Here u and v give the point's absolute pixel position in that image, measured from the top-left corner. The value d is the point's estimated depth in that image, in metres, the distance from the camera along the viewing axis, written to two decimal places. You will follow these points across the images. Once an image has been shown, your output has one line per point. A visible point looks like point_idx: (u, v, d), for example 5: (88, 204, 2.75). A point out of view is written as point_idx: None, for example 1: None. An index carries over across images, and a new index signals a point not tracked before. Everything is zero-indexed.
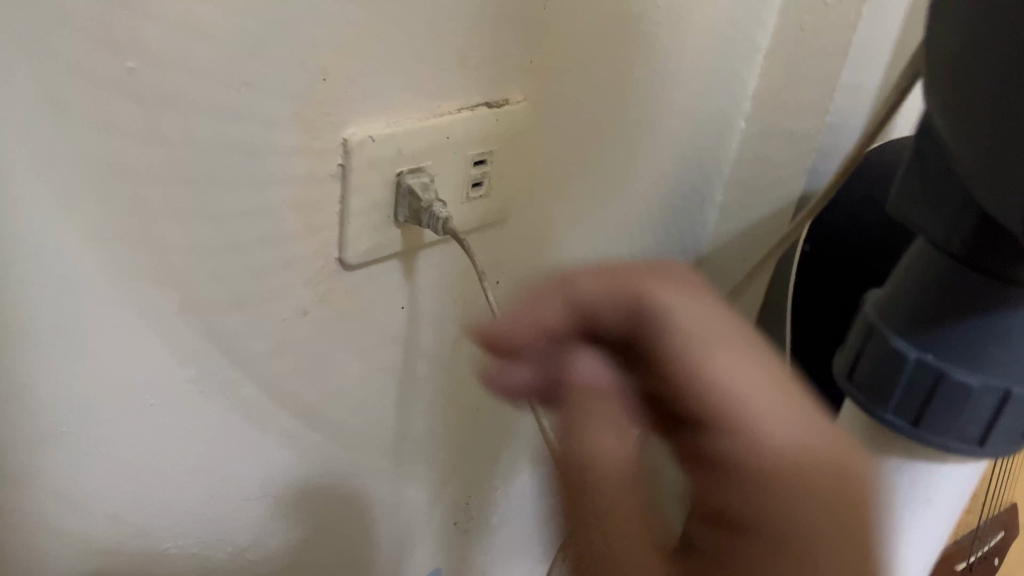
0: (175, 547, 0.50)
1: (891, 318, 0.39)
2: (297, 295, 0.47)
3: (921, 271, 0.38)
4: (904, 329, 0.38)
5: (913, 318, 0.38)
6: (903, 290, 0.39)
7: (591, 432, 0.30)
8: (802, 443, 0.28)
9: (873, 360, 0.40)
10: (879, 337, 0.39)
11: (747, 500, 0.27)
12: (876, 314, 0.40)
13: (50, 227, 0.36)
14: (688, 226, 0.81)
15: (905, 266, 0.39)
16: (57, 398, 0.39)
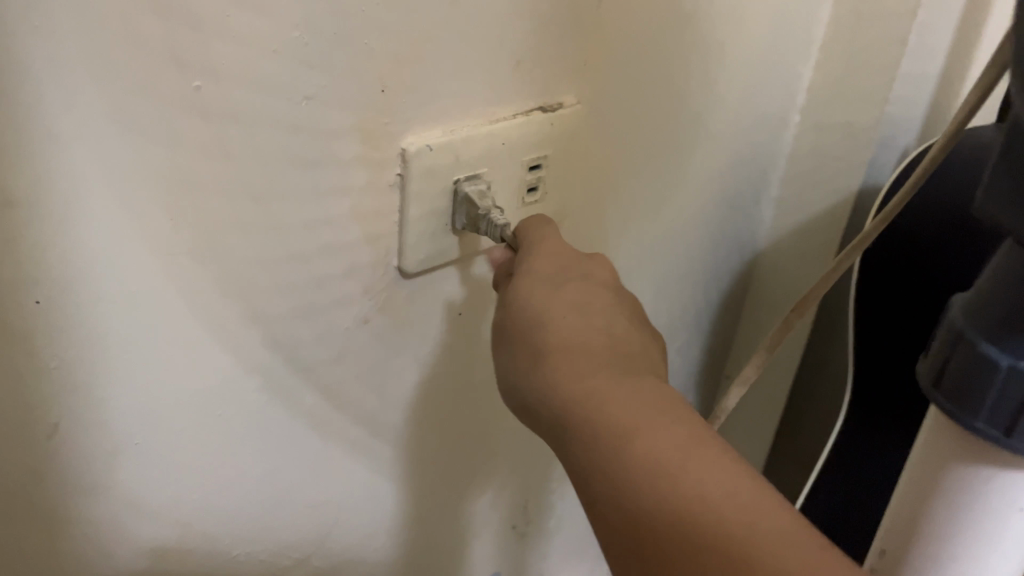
0: (244, 554, 0.51)
1: (981, 320, 0.30)
2: (359, 304, 0.48)
3: (1005, 275, 0.29)
4: (995, 332, 0.30)
5: (1009, 320, 0.29)
6: (993, 288, 0.30)
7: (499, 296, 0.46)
8: (582, 341, 0.40)
9: (955, 374, 0.31)
10: (971, 345, 0.30)
11: (542, 356, 0.40)
12: (964, 318, 0.31)
13: (122, 244, 0.36)
14: (743, 221, 0.81)
15: (996, 264, 0.30)
16: (129, 410, 0.40)
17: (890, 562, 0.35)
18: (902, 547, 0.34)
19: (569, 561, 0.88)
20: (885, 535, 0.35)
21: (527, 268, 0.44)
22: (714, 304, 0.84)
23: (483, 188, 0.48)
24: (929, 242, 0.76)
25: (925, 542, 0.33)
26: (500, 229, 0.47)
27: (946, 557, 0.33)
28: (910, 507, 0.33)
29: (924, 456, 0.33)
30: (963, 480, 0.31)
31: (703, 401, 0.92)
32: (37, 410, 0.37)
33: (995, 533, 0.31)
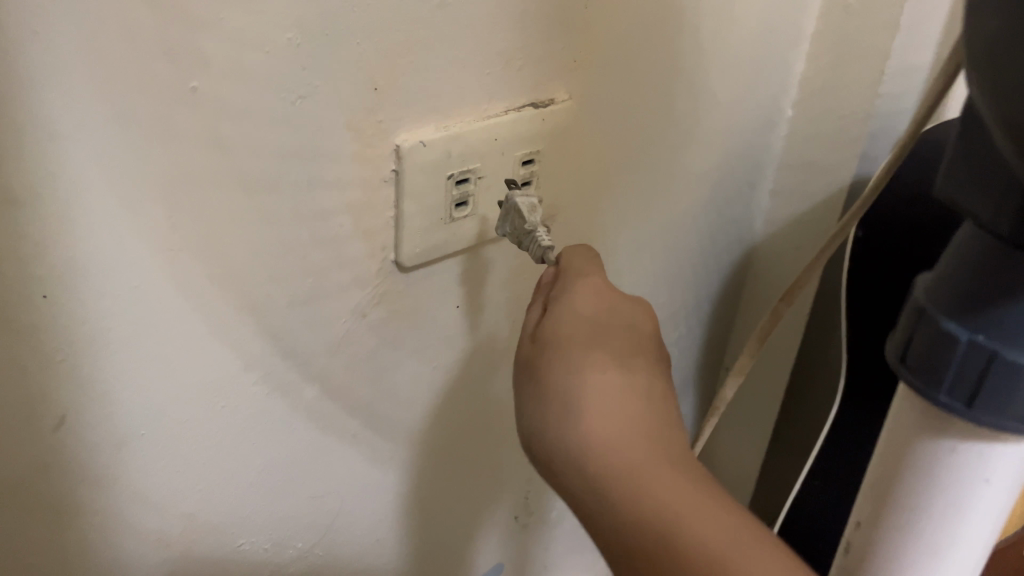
0: (249, 544, 0.52)
1: (942, 297, 0.31)
2: (356, 297, 0.49)
3: (967, 256, 0.30)
4: (956, 308, 0.30)
5: (967, 297, 0.30)
6: (953, 267, 0.30)
7: (528, 338, 0.44)
8: (617, 404, 0.38)
9: (920, 346, 0.31)
10: (930, 318, 0.31)
11: (574, 415, 0.38)
12: (926, 296, 0.31)
13: (125, 241, 0.38)
14: (739, 214, 0.82)
15: (956, 246, 0.31)
16: (135, 403, 0.42)
17: (863, 537, 0.34)
18: (874, 520, 0.34)
19: (571, 552, 0.89)
20: (862, 508, 0.35)
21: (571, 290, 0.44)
22: (712, 297, 0.85)
23: (532, 203, 0.50)
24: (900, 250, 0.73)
25: (893, 516, 0.33)
26: (542, 249, 0.48)
27: (912, 532, 0.32)
28: (882, 481, 0.33)
29: (895, 432, 0.33)
30: (928, 459, 0.31)
31: (701, 391, 0.93)
32: (47, 402, 0.38)
33: (967, 504, 0.31)
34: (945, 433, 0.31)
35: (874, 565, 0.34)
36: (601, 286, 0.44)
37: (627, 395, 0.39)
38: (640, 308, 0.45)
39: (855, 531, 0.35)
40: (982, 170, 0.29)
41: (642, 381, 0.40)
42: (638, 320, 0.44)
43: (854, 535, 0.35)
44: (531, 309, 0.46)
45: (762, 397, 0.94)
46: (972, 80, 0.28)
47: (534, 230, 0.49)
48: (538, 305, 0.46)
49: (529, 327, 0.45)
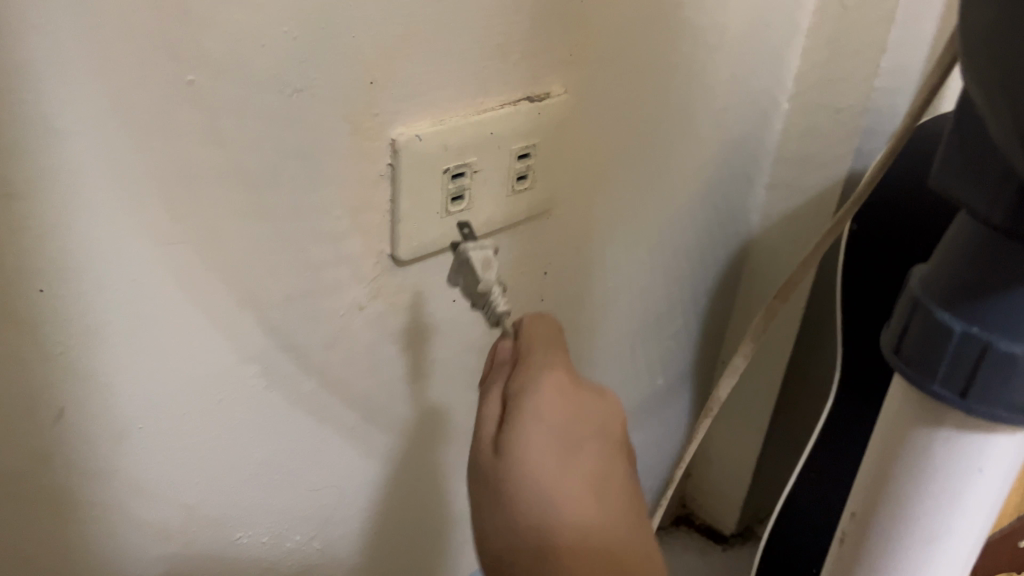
0: (246, 537, 0.52)
1: (937, 288, 0.31)
2: (353, 290, 0.49)
3: (961, 249, 0.30)
4: (952, 299, 0.30)
5: (962, 288, 0.30)
6: (949, 258, 0.31)
7: (486, 445, 0.40)
8: (594, 556, 0.36)
9: (914, 338, 0.31)
10: (924, 311, 0.31)
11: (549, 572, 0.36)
12: (922, 288, 0.31)
13: (122, 235, 0.38)
14: (735, 207, 0.83)
15: (951, 238, 0.31)
16: (131, 397, 0.42)
17: (858, 527, 0.35)
18: (869, 510, 0.34)
19: None
20: (856, 499, 0.35)
21: (534, 377, 0.41)
22: (708, 290, 0.85)
23: (488, 254, 0.47)
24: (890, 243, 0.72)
25: (888, 503, 0.33)
26: (496, 314, 0.45)
27: (907, 521, 0.33)
28: (877, 472, 0.33)
29: (890, 422, 0.33)
30: (923, 449, 0.32)
31: (697, 385, 0.94)
32: (45, 396, 0.38)
33: (957, 492, 0.31)
34: (940, 425, 0.31)
35: (870, 552, 0.34)
36: (569, 390, 0.41)
37: (602, 541, 0.37)
38: (607, 406, 0.42)
39: (851, 522, 0.36)
40: (978, 162, 0.29)
41: (613, 515, 0.38)
42: (607, 426, 0.41)
43: (849, 525, 0.35)
44: (488, 404, 0.42)
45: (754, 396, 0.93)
46: (967, 73, 0.28)
47: (487, 291, 0.46)
48: (496, 398, 0.42)
49: (486, 429, 0.41)
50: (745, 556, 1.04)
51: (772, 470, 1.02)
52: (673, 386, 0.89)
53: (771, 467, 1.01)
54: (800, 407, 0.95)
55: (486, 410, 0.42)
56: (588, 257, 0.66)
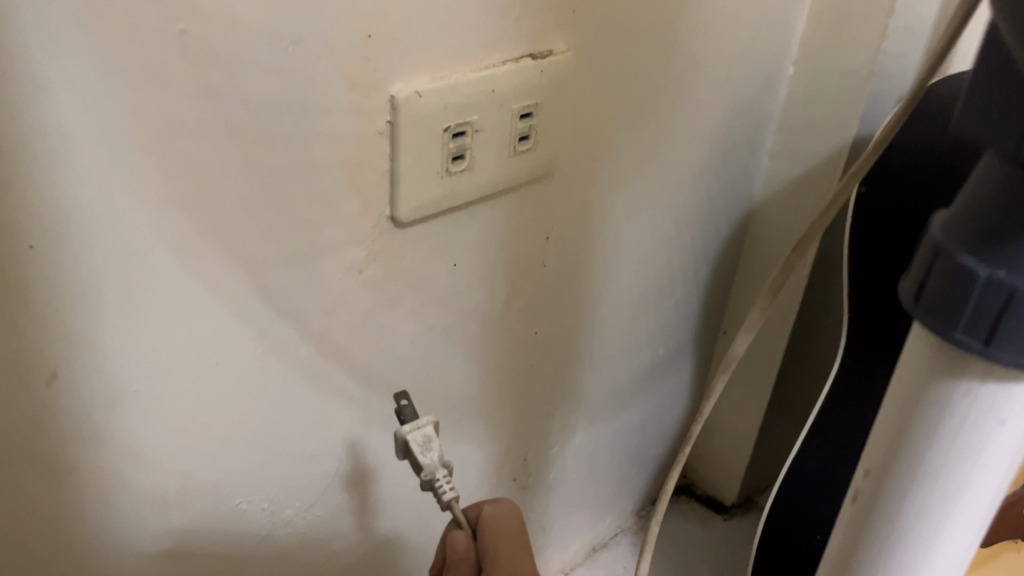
0: (246, 502, 0.52)
1: (971, 223, 0.26)
2: (350, 254, 0.48)
3: (1007, 178, 0.25)
4: (987, 237, 0.25)
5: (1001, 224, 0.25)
6: (990, 189, 0.26)
7: (454, 549, 0.54)
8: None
9: (939, 288, 0.26)
10: (951, 256, 0.26)
11: None
12: (952, 222, 0.27)
13: (113, 192, 0.37)
14: (739, 174, 0.81)
15: (991, 165, 0.26)
16: (125, 360, 0.41)
17: (874, 486, 0.30)
18: (874, 495, 0.30)
19: (570, 513, 0.89)
20: (871, 453, 0.30)
21: (501, 507, 0.57)
22: (710, 259, 0.84)
23: (426, 438, 0.52)
24: (887, 218, 0.67)
25: (910, 458, 0.28)
26: (445, 498, 0.51)
27: (916, 508, 0.29)
28: (886, 453, 0.29)
29: (895, 391, 0.29)
30: (939, 426, 0.27)
31: (698, 355, 0.93)
32: (37, 356, 0.38)
33: (981, 445, 0.27)
34: None
35: (887, 512, 0.30)
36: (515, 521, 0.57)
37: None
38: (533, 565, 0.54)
39: (862, 480, 0.31)
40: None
41: None
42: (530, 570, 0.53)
43: (862, 484, 0.31)
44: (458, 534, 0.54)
45: (753, 373, 0.91)
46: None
47: (432, 474, 0.51)
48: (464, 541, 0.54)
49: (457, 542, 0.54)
50: (746, 526, 1.04)
51: (774, 440, 1.01)
52: (674, 356, 0.88)
53: (774, 438, 1.01)
54: (802, 378, 0.94)
55: (454, 539, 0.54)
56: (590, 221, 0.65)
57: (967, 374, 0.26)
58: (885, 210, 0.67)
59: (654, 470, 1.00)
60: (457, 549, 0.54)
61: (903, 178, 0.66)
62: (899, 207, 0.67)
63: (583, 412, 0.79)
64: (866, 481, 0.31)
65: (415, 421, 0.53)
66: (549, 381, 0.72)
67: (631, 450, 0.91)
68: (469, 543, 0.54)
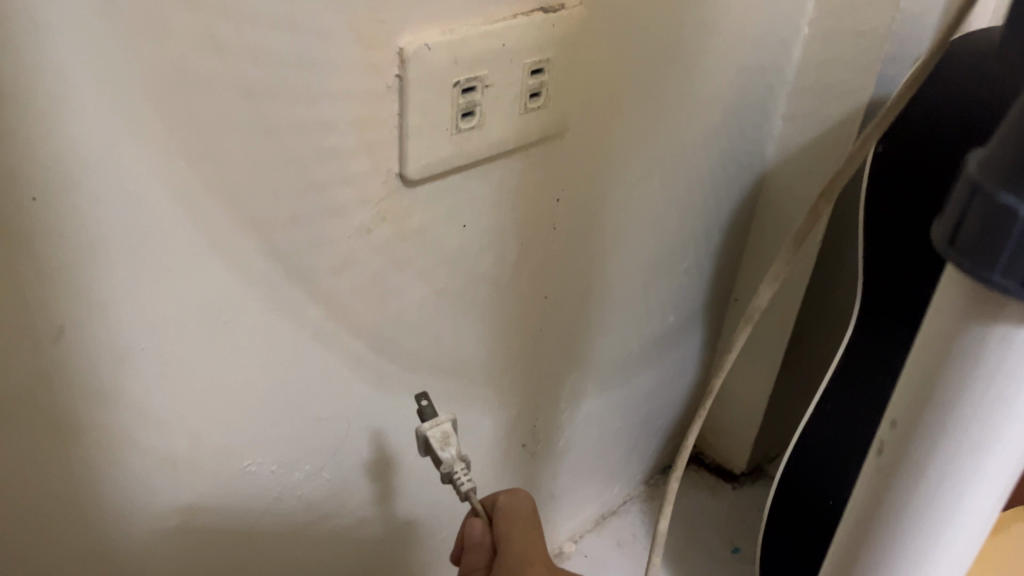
0: (255, 465, 0.51)
1: (1010, 157, 0.24)
2: (359, 212, 0.47)
3: None
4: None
5: None
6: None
7: (471, 536, 0.56)
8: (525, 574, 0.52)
9: (976, 230, 0.25)
10: (989, 195, 0.24)
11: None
12: (989, 156, 0.25)
13: (117, 144, 0.36)
14: (752, 138, 0.80)
15: None
16: (132, 317, 0.40)
17: (900, 437, 0.29)
18: (900, 447, 0.29)
19: (579, 481, 0.89)
20: (899, 403, 0.30)
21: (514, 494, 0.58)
22: (721, 224, 0.83)
23: (446, 434, 0.54)
24: (906, 180, 0.66)
25: (937, 408, 0.28)
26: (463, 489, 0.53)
27: (942, 460, 0.28)
28: (913, 403, 0.29)
29: (927, 333, 0.28)
30: (968, 375, 0.27)
31: (708, 323, 0.92)
32: (43, 310, 0.37)
33: (1011, 396, 0.26)
34: None
35: (911, 465, 0.29)
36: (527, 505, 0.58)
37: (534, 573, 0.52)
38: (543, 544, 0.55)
39: (889, 432, 0.30)
40: None
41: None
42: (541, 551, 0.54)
43: (889, 435, 0.30)
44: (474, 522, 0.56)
45: (765, 341, 0.90)
46: None
47: (450, 467, 0.53)
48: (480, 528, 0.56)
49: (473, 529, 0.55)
50: (754, 495, 1.04)
51: (783, 408, 1.00)
52: (683, 324, 0.87)
53: (783, 407, 1.00)
54: (813, 346, 0.94)
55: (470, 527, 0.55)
56: (601, 183, 0.64)
57: (1003, 319, 0.25)
58: (903, 172, 0.66)
59: (663, 437, 1.00)
60: (473, 534, 0.55)
61: (922, 139, 0.65)
62: (917, 169, 0.65)
63: (592, 379, 0.78)
64: (892, 433, 0.30)
65: (434, 419, 0.55)
66: (559, 347, 0.71)
67: (640, 418, 0.91)
68: (484, 529, 0.55)
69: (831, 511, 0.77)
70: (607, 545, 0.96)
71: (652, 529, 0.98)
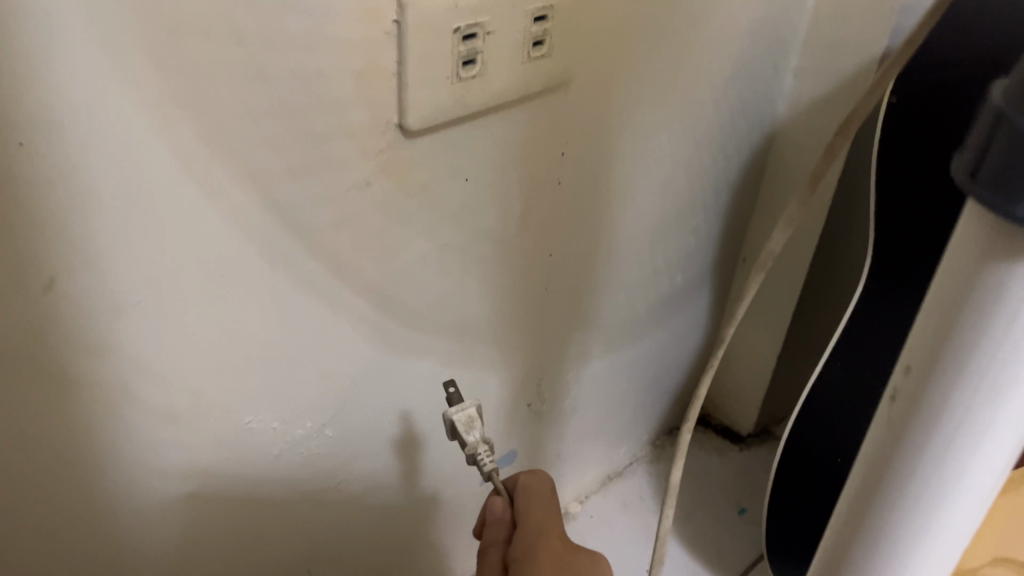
0: (256, 422, 0.51)
1: None
2: (359, 165, 0.46)
3: None
4: None
5: None
6: None
7: (492, 513, 0.56)
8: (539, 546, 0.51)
9: (1002, 161, 0.24)
10: (1015, 124, 0.23)
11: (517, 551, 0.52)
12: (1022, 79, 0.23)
13: (106, 89, 0.35)
14: (762, 93, 0.78)
15: None
16: (126, 269, 0.39)
17: (914, 383, 0.28)
18: (915, 393, 0.28)
19: (585, 442, 0.88)
20: (914, 348, 0.29)
21: (536, 475, 0.58)
22: (730, 182, 0.82)
23: (470, 417, 0.55)
24: (919, 133, 0.64)
25: (956, 352, 0.27)
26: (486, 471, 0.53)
27: (958, 406, 0.27)
28: (928, 351, 0.28)
29: (945, 274, 0.27)
30: (989, 317, 0.25)
31: (716, 282, 0.91)
32: (32, 260, 0.36)
33: None
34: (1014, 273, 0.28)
35: (926, 411, 0.28)
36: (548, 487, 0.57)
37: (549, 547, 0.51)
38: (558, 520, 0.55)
39: (902, 379, 0.29)
40: None
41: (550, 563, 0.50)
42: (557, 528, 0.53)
43: (902, 382, 0.29)
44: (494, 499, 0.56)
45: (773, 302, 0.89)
46: None
47: (475, 450, 0.53)
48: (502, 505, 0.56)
49: (494, 505, 0.56)
50: (761, 456, 1.03)
51: (791, 369, 1.00)
52: (691, 283, 0.86)
53: (791, 368, 1.00)
54: (822, 307, 0.92)
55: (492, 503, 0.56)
56: (607, 137, 0.62)
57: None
58: (917, 125, 0.64)
59: (670, 399, 0.99)
60: (494, 511, 0.56)
61: (939, 92, 0.63)
62: (932, 123, 0.64)
63: (599, 338, 0.78)
64: (906, 379, 0.29)
65: (460, 404, 0.56)
66: (564, 306, 0.70)
67: (646, 379, 0.90)
68: (505, 506, 0.56)
69: (837, 470, 0.76)
70: (613, 506, 0.96)
71: (658, 490, 0.98)
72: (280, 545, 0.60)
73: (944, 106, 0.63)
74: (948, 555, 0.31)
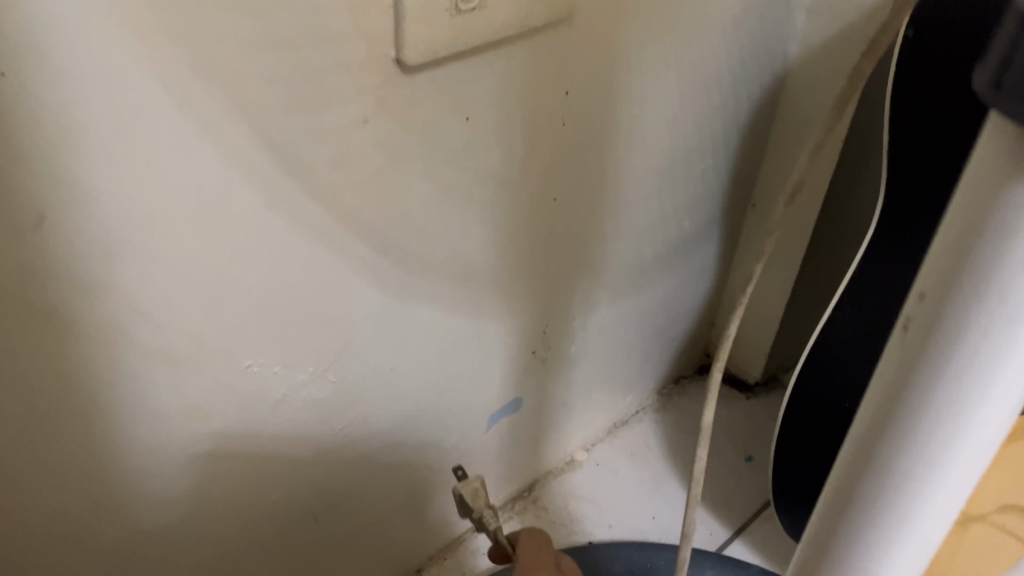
0: (256, 365, 0.50)
1: None
2: (355, 102, 0.44)
3: None
4: None
5: None
6: None
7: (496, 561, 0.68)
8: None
9: None
10: None
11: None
12: None
13: (88, 16, 0.33)
14: (774, 31, 0.75)
15: None
16: (117, 206, 0.38)
17: (928, 311, 0.26)
18: (929, 323, 0.26)
19: (591, 391, 0.88)
20: (929, 274, 0.26)
21: (532, 530, 0.67)
22: (739, 125, 0.80)
23: (475, 488, 0.71)
24: (936, 70, 0.62)
25: (973, 277, 0.24)
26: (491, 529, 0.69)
27: (976, 334, 0.25)
28: (943, 276, 0.25)
29: (963, 192, 0.25)
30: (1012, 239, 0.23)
31: (724, 229, 0.89)
32: (20, 196, 0.35)
33: None
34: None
35: (940, 340, 0.26)
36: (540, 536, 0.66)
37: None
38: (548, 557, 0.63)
39: (915, 306, 0.27)
40: None
41: None
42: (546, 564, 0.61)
43: (915, 311, 0.27)
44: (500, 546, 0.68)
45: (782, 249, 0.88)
46: None
47: (482, 516, 0.70)
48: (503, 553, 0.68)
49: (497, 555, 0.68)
50: (769, 405, 1.03)
51: (800, 318, 0.99)
52: (698, 230, 0.84)
53: (800, 316, 0.99)
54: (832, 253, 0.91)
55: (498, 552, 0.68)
56: (611, 76, 0.60)
57: None
58: (934, 62, 0.62)
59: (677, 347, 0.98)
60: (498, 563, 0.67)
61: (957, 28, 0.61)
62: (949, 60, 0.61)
63: (604, 285, 0.77)
64: (919, 307, 0.27)
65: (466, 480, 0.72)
66: (569, 254, 0.69)
67: (653, 328, 0.90)
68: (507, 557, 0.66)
69: (846, 415, 0.76)
70: (619, 454, 0.96)
71: (664, 439, 0.98)
72: (285, 489, 0.60)
73: (961, 42, 0.60)
74: (959, 493, 0.30)
